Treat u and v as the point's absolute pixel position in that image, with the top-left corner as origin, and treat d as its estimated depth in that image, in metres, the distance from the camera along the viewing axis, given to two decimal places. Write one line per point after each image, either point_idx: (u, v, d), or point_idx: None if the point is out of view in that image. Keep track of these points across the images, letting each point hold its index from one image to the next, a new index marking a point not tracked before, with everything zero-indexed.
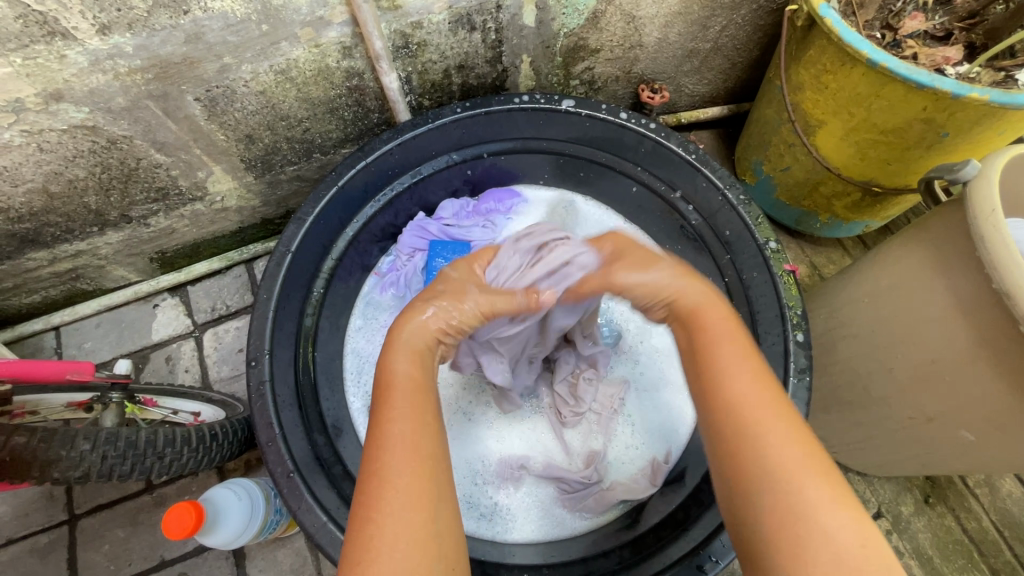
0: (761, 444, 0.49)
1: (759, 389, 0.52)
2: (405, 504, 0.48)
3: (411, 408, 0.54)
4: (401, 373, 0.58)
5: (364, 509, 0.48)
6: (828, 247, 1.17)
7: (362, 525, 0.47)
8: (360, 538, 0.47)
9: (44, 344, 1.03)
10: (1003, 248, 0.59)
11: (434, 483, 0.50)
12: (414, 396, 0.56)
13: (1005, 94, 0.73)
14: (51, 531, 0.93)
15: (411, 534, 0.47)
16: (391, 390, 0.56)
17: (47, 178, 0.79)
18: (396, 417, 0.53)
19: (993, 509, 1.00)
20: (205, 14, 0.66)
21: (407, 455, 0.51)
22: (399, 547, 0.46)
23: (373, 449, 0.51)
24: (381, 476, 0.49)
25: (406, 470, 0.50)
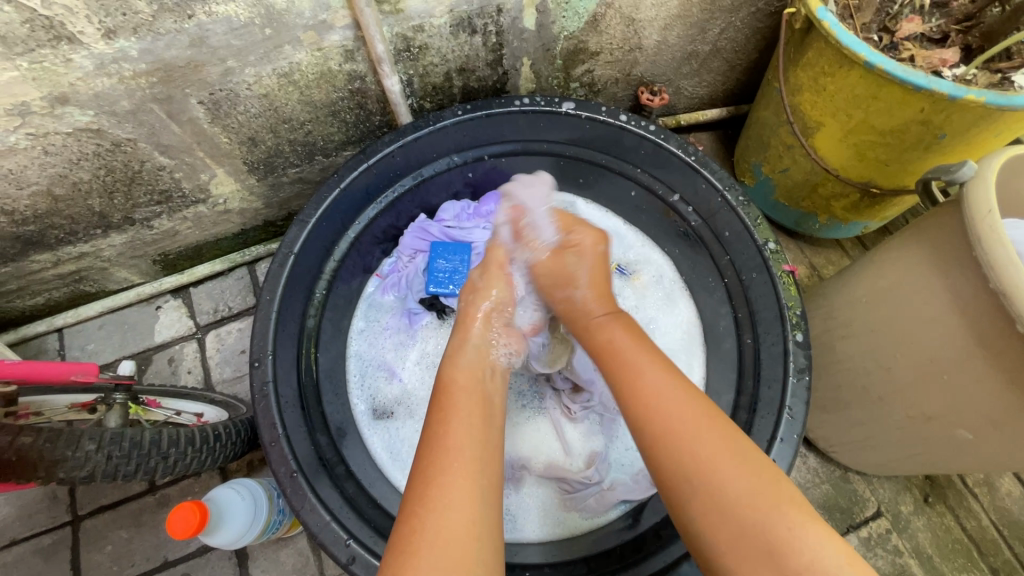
0: (718, 471, 0.54)
1: (706, 419, 0.58)
2: (455, 503, 0.51)
3: (468, 414, 0.60)
4: (453, 381, 0.65)
5: (413, 506, 0.52)
6: (827, 248, 1.18)
7: (411, 521, 0.51)
8: (410, 532, 0.51)
9: (48, 346, 1.04)
10: (1000, 247, 0.60)
11: (480, 486, 0.53)
12: (472, 406, 0.61)
13: (1001, 95, 0.73)
14: (55, 532, 0.94)
15: (456, 530, 0.50)
16: (452, 396, 0.62)
17: (52, 181, 0.80)
18: (450, 421, 0.58)
19: (992, 508, 1.00)
20: (209, 18, 0.67)
21: (462, 456, 0.55)
22: (445, 542, 0.49)
23: (428, 451, 0.56)
24: (434, 476, 0.53)
25: (457, 472, 0.54)
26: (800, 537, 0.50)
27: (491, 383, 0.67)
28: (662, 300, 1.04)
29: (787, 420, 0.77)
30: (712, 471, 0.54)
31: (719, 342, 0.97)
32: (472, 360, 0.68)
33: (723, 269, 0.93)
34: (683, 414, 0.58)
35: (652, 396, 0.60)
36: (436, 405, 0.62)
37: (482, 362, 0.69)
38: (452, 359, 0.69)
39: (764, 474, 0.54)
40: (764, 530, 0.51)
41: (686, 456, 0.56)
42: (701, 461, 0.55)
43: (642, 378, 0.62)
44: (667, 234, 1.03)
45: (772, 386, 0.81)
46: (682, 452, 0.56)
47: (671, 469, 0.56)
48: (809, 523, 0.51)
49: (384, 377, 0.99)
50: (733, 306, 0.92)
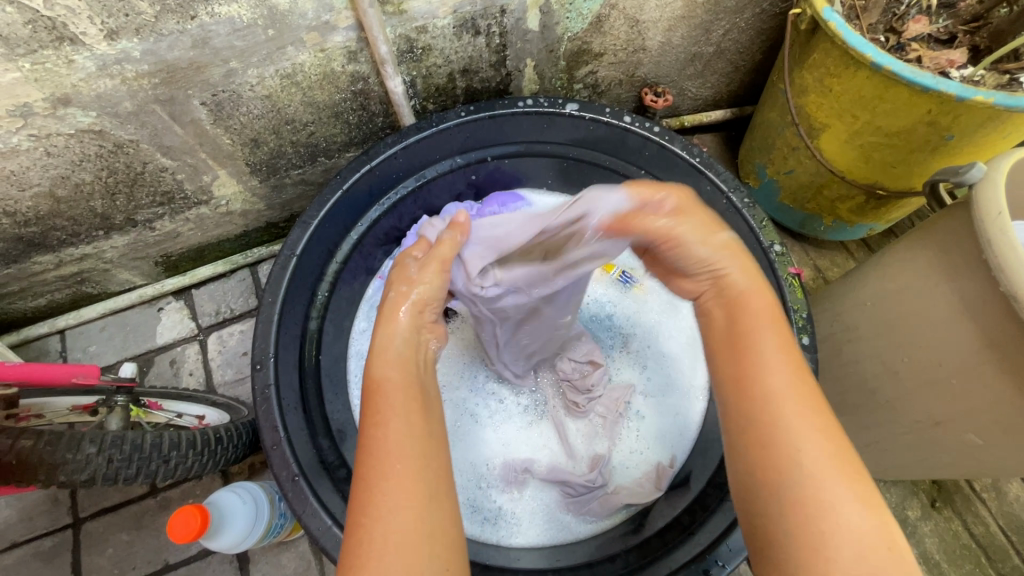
0: (793, 445, 0.48)
1: (797, 385, 0.51)
2: (397, 507, 0.48)
3: (404, 412, 0.54)
4: (387, 378, 0.58)
5: (356, 513, 0.48)
6: (832, 250, 1.17)
7: (354, 532, 0.48)
8: (353, 545, 0.47)
9: (49, 347, 1.03)
10: (1010, 249, 0.59)
11: (424, 486, 0.50)
12: (408, 402, 0.55)
13: (1010, 96, 0.73)
14: (56, 535, 0.93)
15: (399, 534, 0.47)
16: (386, 392, 0.56)
17: (54, 182, 0.80)
18: (385, 423, 0.53)
19: (1001, 513, 0.99)
20: (211, 19, 0.66)
21: (404, 461, 0.50)
22: (391, 552, 0.46)
23: (364, 455, 0.51)
24: (372, 480, 0.49)
25: (398, 478, 0.49)
26: (849, 508, 0.46)
27: (425, 375, 0.61)
28: (666, 303, 1.03)
29: None
30: (786, 439, 0.49)
31: None
32: (405, 352, 0.61)
33: None
34: (776, 376, 0.52)
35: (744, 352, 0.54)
36: (372, 398, 0.56)
37: (417, 352, 0.62)
38: (379, 350, 0.61)
39: (834, 436, 0.49)
40: (823, 499, 0.46)
41: (761, 421, 0.50)
42: (777, 425, 0.50)
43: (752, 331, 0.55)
44: None
45: None
46: (757, 417, 0.51)
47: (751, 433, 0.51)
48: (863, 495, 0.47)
49: None
50: None
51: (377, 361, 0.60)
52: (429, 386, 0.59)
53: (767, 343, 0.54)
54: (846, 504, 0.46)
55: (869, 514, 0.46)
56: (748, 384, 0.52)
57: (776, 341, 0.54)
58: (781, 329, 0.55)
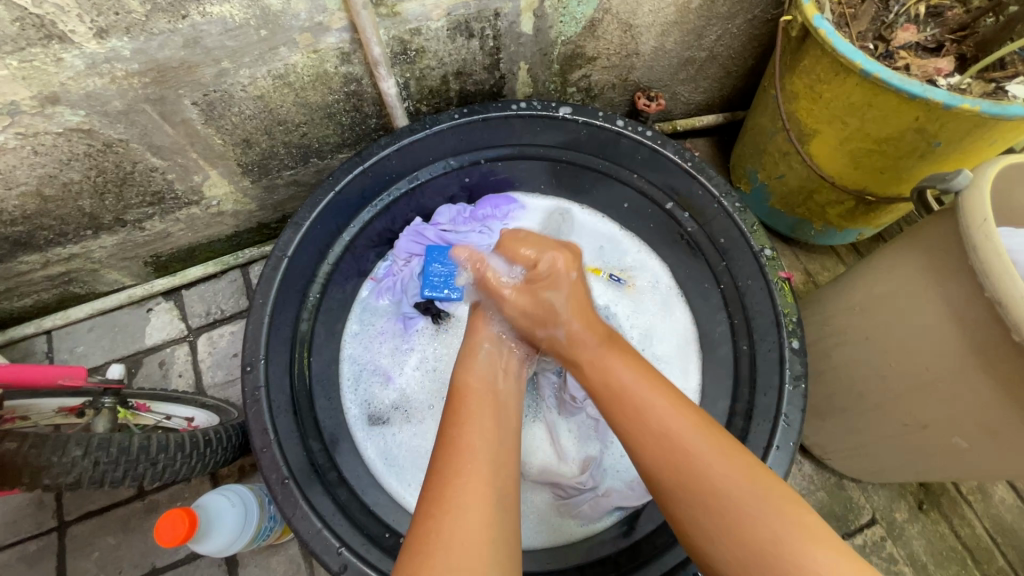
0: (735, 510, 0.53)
1: (712, 445, 0.58)
2: (472, 504, 0.51)
3: (483, 419, 0.61)
4: (467, 385, 0.66)
5: (427, 506, 0.52)
6: (822, 255, 1.18)
7: (424, 523, 0.51)
8: (421, 535, 0.50)
9: (36, 348, 1.02)
10: (996, 256, 0.60)
11: (495, 488, 0.53)
12: (485, 411, 0.62)
13: (995, 105, 0.74)
14: (40, 538, 0.92)
15: (473, 535, 0.49)
16: (465, 397, 0.64)
17: (42, 181, 0.79)
18: (466, 425, 0.59)
19: (986, 515, 1.00)
20: (203, 18, 0.66)
21: (477, 458, 0.56)
22: (461, 547, 0.48)
23: (443, 450, 0.57)
24: (448, 477, 0.54)
25: (475, 476, 0.54)
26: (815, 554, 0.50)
27: (503, 390, 0.67)
28: (660, 304, 1.04)
29: (783, 426, 0.76)
30: (726, 506, 0.54)
31: (714, 348, 0.97)
32: (487, 366, 0.70)
33: (719, 275, 0.93)
34: (695, 443, 0.58)
35: (656, 440, 0.59)
36: (450, 410, 0.63)
37: (495, 365, 0.70)
38: (463, 363, 0.70)
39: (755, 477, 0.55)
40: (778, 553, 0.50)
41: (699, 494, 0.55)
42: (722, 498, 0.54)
43: (645, 414, 0.61)
44: (663, 239, 1.03)
45: (769, 393, 0.81)
46: (716, 501, 0.54)
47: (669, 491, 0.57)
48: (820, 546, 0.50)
49: (379, 381, 0.98)
50: (730, 312, 0.92)
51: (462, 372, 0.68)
52: (506, 397, 0.67)
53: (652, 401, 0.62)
54: (807, 551, 0.50)
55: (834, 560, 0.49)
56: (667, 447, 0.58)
57: (685, 416, 0.60)
58: (680, 403, 0.62)
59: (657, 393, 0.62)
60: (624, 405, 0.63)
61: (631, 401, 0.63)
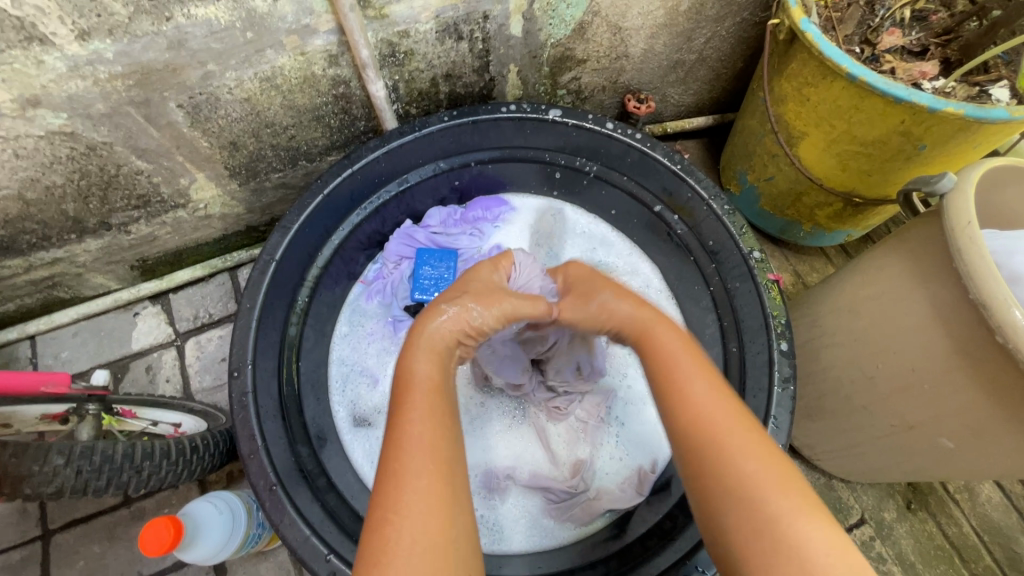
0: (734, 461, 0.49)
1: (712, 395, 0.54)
2: (419, 508, 0.48)
3: (434, 412, 0.55)
4: (414, 376, 0.59)
5: (377, 514, 0.48)
6: (811, 256, 1.19)
7: (377, 527, 0.48)
8: (373, 542, 0.47)
9: (19, 353, 1.01)
10: (980, 258, 0.60)
11: (447, 488, 0.50)
12: (439, 404, 0.56)
13: (980, 108, 0.74)
14: (24, 547, 0.91)
15: (422, 538, 0.47)
16: (411, 387, 0.57)
17: (23, 185, 0.78)
18: (410, 421, 0.54)
19: (973, 514, 1.01)
20: (188, 20, 0.65)
21: (425, 458, 0.51)
22: (411, 553, 0.46)
23: (392, 449, 0.52)
24: (394, 479, 0.49)
25: (421, 473, 0.50)
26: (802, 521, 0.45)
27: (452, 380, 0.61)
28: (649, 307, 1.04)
29: (772, 429, 0.77)
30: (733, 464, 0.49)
31: None
32: (432, 352, 0.62)
33: (708, 277, 0.93)
34: (717, 415, 0.52)
35: (681, 407, 0.54)
36: (394, 408, 0.56)
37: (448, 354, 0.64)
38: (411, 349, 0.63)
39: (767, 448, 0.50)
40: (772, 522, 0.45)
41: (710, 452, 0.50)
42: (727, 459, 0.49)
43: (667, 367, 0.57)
44: (654, 242, 1.03)
45: (758, 395, 0.81)
46: (718, 463, 0.49)
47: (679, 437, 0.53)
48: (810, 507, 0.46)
49: (366, 383, 0.97)
50: (719, 313, 0.92)
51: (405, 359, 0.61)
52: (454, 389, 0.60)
53: (680, 369, 0.57)
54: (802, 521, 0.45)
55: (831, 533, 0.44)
56: (675, 400, 0.55)
57: (705, 384, 0.55)
58: (709, 374, 0.56)
59: (689, 364, 0.57)
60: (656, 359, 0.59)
61: (672, 371, 0.57)
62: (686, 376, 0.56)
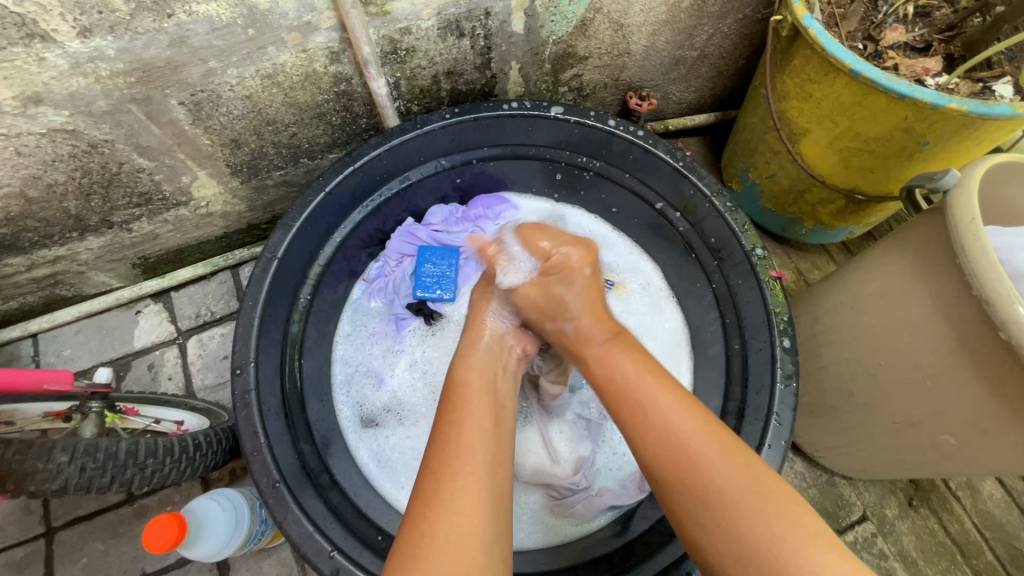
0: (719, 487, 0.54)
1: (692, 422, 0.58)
2: (464, 507, 0.50)
3: (481, 416, 0.59)
4: (467, 380, 0.64)
5: (420, 508, 0.51)
6: (813, 253, 1.19)
7: (419, 523, 0.50)
8: (416, 536, 0.50)
9: (22, 352, 1.01)
10: (983, 255, 0.60)
11: (489, 490, 0.52)
12: (485, 410, 0.60)
13: (983, 104, 0.74)
14: (27, 545, 0.91)
15: (465, 537, 0.49)
16: (463, 393, 0.62)
17: (25, 182, 0.77)
18: (463, 424, 0.57)
19: (975, 511, 1.01)
20: (189, 17, 0.65)
21: (473, 461, 0.54)
22: (454, 551, 0.48)
23: (439, 452, 0.55)
24: (440, 479, 0.53)
25: (468, 475, 0.53)
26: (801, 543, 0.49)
27: (501, 385, 0.66)
28: (652, 304, 1.04)
29: (774, 426, 0.77)
30: (714, 488, 0.54)
31: (705, 347, 0.97)
32: (486, 356, 0.69)
33: (710, 275, 0.93)
34: (692, 437, 0.57)
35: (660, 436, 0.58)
36: (446, 415, 0.60)
37: (494, 361, 0.69)
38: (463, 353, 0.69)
39: (744, 466, 0.55)
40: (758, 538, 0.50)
41: (687, 477, 0.55)
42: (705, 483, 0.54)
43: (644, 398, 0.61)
44: (656, 239, 1.03)
45: (760, 393, 0.81)
46: (700, 485, 0.54)
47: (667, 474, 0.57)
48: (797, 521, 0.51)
49: (368, 382, 0.97)
50: (721, 311, 0.92)
51: (459, 366, 0.67)
52: (505, 396, 0.65)
53: (648, 391, 0.61)
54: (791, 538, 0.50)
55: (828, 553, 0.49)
56: (645, 432, 0.59)
57: (680, 405, 0.60)
58: (678, 390, 0.61)
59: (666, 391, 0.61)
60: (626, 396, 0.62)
61: (635, 396, 0.62)
62: (654, 398, 0.61)
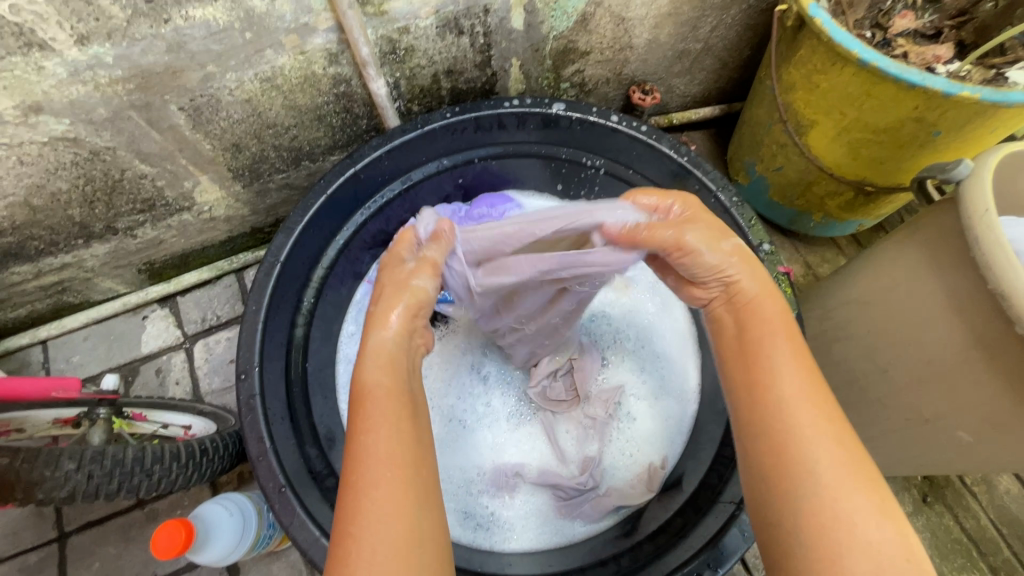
0: (809, 451, 0.48)
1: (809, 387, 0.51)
2: (385, 517, 0.46)
3: (386, 418, 0.52)
4: (371, 382, 0.55)
5: (339, 527, 0.47)
6: (822, 246, 1.17)
7: (341, 541, 0.46)
8: (339, 553, 0.46)
9: (31, 358, 1.01)
10: (998, 247, 0.59)
11: (413, 492, 0.49)
12: (391, 406, 0.53)
13: (996, 92, 0.72)
14: (41, 549, 0.92)
15: (387, 542, 0.46)
16: (365, 398, 0.54)
17: (29, 191, 0.78)
18: (372, 430, 0.51)
19: (991, 507, 0.99)
20: (186, 22, 0.65)
21: (389, 467, 0.49)
22: (383, 562, 0.45)
23: (351, 463, 0.50)
24: (358, 489, 0.48)
25: (387, 482, 0.48)
26: (876, 526, 0.44)
27: (415, 381, 0.58)
28: (661, 304, 1.02)
29: None
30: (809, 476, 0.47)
31: (713, 344, 0.96)
32: (390, 354, 0.58)
33: None
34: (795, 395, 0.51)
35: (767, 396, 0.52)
36: (352, 412, 0.54)
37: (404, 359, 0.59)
38: (366, 353, 0.58)
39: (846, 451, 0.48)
40: (846, 522, 0.45)
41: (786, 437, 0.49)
42: (807, 465, 0.47)
43: (763, 352, 0.54)
44: None
45: None
46: (798, 453, 0.48)
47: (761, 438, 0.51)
48: (869, 493, 0.46)
49: None
50: None
51: (366, 366, 0.57)
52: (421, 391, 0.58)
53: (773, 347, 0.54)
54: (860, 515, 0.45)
55: (889, 530, 0.44)
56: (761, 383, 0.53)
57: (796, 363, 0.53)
58: (799, 352, 0.54)
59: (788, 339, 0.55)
60: (750, 340, 0.56)
61: (758, 348, 0.55)
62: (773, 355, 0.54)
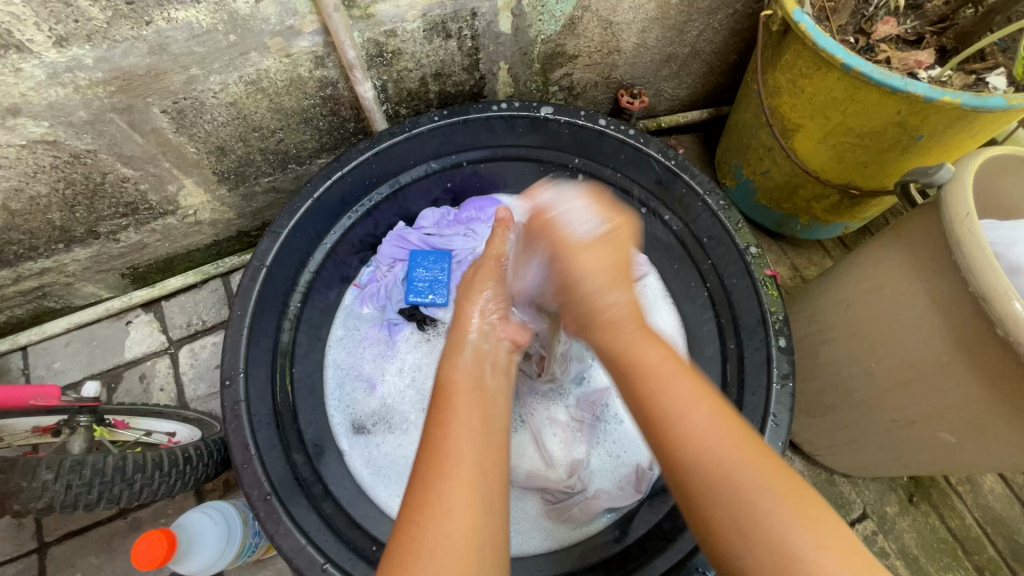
0: (752, 500, 0.43)
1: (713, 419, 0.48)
2: (456, 512, 0.46)
3: (468, 416, 0.53)
4: (453, 381, 0.58)
5: (409, 512, 0.47)
6: (809, 249, 1.18)
7: (406, 529, 0.46)
8: (402, 544, 0.45)
9: (11, 365, 0.99)
10: (981, 252, 0.59)
11: (486, 495, 0.47)
12: (474, 407, 0.54)
13: (977, 96, 0.73)
14: (20, 560, 0.90)
15: (456, 542, 0.44)
16: (450, 394, 0.55)
17: (7, 195, 0.76)
18: (449, 424, 0.52)
19: (975, 505, 1.01)
20: (168, 24, 0.64)
21: (461, 463, 0.49)
22: (446, 555, 0.43)
23: (426, 451, 0.50)
24: (430, 480, 0.48)
25: (460, 478, 0.47)
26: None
27: (493, 382, 0.59)
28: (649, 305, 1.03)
29: (771, 427, 0.75)
30: (748, 512, 0.43)
31: (704, 347, 0.96)
32: (473, 356, 0.62)
33: (705, 274, 0.92)
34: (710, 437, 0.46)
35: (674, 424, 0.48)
36: (435, 406, 0.55)
37: (483, 359, 0.62)
38: (449, 356, 0.61)
39: (732, 425, 0.47)
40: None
41: (721, 487, 0.45)
42: (745, 510, 0.43)
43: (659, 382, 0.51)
44: (651, 240, 1.02)
45: (757, 394, 0.80)
46: (729, 503, 0.44)
47: (693, 487, 0.46)
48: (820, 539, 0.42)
49: (361, 387, 0.96)
50: (716, 310, 0.92)
51: (449, 364, 0.60)
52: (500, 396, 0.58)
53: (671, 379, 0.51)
54: (817, 556, 0.41)
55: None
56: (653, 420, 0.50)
57: (687, 393, 0.50)
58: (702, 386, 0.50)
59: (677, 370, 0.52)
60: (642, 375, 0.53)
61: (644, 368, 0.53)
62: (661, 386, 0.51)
